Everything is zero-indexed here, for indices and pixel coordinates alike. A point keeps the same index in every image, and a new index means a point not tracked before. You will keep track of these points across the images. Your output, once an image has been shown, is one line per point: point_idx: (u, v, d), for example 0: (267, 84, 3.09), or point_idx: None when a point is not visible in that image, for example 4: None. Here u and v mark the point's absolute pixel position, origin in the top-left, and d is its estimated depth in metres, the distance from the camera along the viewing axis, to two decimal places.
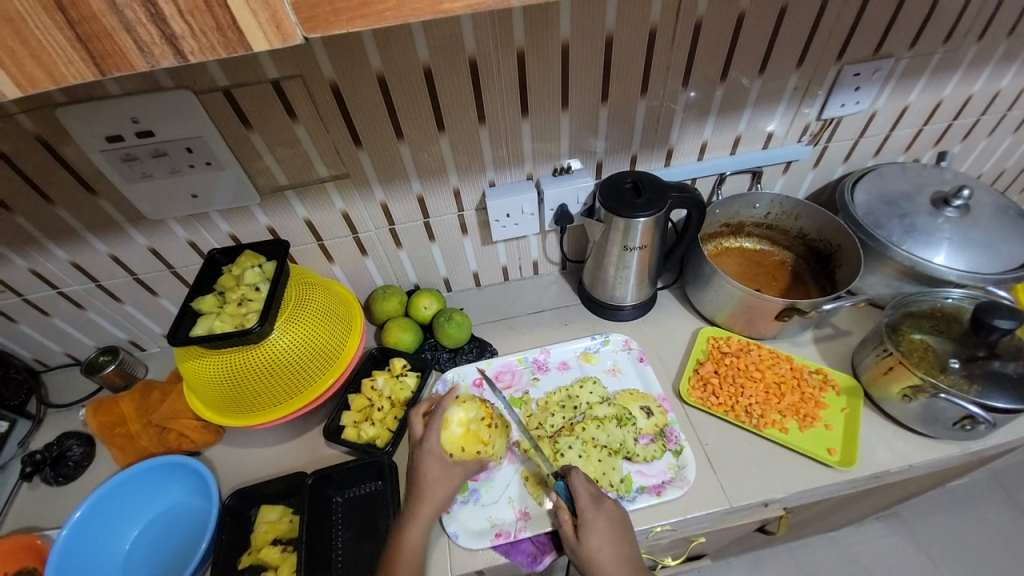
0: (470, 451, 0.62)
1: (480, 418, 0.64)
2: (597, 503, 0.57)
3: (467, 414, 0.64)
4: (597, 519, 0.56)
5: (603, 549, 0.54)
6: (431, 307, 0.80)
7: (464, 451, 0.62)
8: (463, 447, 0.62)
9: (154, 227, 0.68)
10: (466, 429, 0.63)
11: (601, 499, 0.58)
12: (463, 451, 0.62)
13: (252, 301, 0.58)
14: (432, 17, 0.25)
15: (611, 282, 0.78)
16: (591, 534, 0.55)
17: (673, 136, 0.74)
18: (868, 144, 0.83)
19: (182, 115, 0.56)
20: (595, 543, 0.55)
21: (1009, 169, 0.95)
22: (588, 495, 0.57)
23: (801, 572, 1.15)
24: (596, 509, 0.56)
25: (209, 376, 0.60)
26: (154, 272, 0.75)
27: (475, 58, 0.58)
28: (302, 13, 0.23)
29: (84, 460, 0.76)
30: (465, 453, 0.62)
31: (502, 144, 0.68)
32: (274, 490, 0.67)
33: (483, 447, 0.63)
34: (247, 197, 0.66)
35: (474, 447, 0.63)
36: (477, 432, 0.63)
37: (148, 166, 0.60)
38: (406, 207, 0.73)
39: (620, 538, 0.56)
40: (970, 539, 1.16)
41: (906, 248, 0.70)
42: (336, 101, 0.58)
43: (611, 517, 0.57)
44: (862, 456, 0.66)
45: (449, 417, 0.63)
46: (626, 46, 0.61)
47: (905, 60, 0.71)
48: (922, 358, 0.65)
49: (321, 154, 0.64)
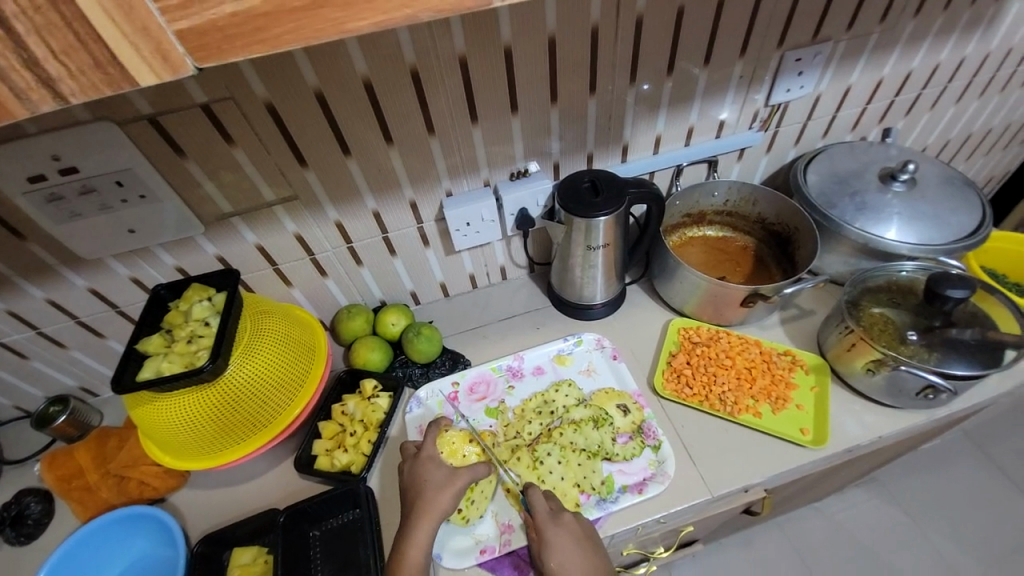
0: (460, 450, 0.64)
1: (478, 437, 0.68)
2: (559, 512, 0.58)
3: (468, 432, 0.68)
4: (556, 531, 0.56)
5: (564, 564, 0.54)
6: (399, 323, 0.78)
7: (455, 444, 0.65)
8: (456, 442, 0.65)
9: (94, 266, 0.65)
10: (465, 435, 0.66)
11: (560, 514, 0.58)
12: (454, 442, 0.65)
13: (202, 337, 0.56)
14: (336, 38, 0.23)
15: (578, 282, 0.77)
16: (550, 551, 0.55)
17: (627, 132, 0.74)
18: (817, 126, 0.84)
19: (106, 148, 0.53)
20: (554, 560, 0.54)
21: (953, 140, 0.98)
22: (546, 509, 0.58)
23: (792, 547, 1.18)
24: (555, 520, 0.57)
25: (163, 420, 0.57)
26: (99, 313, 0.70)
27: (416, 67, 0.56)
28: (190, 42, 0.22)
29: (45, 517, 0.71)
30: (453, 449, 0.64)
31: (455, 153, 0.67)
32: (248, 530, 0.64)
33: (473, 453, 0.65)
34: (190, 227, 0.63)
35: (464, 450, 0.65)
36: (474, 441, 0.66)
37: (77, 204, 0.57)
38: (363, 224, 0.71)
39: (585, 549, 0.55)
40: (947, 498, 1.20)
41: (859, 226, 0.72)
42: (274, 121, 0.56)
43: (572, 531, 0.56)
44: (834, 433, 0.68)
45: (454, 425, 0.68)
46: (570, 45, 0.60)
47: (843, 42, 0.73)
48: (882, 331, 0.67)
49: (265, 177, 0.61)
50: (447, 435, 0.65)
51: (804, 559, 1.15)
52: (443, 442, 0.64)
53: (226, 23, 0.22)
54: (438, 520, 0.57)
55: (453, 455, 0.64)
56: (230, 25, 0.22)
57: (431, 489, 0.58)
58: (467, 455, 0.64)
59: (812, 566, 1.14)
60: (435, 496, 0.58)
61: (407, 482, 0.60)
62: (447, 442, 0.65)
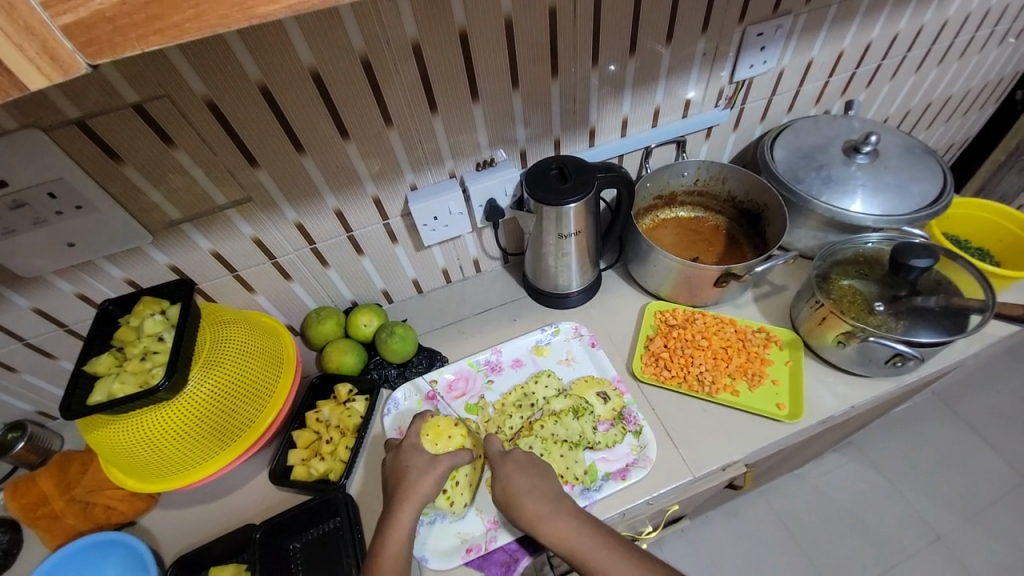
0: (444, 433, 0.63)
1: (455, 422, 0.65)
2: (539, 486, 0.57)
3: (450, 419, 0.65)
4: (531, 504, 0.56)
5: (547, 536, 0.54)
6: (372, 323, 0.76)
7: (439, 427, 0.64)
8: (442, 425, 0.64)
9: (35, 283, 0.60)
10: (446, 425, 0.64)
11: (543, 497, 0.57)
12: (440, 426, 0.64)
13: (157, 353, 0.53)
14: (246, 24, 0.21)
15: (553, 271, 0.76)
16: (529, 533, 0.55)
17: (593, 115, 0.72)
18: (781, 102, 0.85)
19: (32, 156, 0.49)
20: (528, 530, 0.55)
21: (913, 109, 1.00)
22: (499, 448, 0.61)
23: (776, 514, 1.21)
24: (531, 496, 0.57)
25: (122, 444, 0.54)
26: (48, 333, 0.66)
27: (366, 56, 0.53)
28: (78, 37, 0.19)
29: (13, 547, 0.67)
30: (438, 432, 0.63)
31: (416, 145, 0.65)
32: (227, 544, 0.63)
33: (456, 436, 0.63)
34: (136, 238, 0.59)
35: (449, 432, 0.63)
36: (460, 424, 0.65)
37: (8, 220, 0.53)
38: (326, 223, 0.68)
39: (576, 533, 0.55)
40: (920, 456, 1.25)
41: (825, 201, 0.72)
42: (218, 120, 0.52)
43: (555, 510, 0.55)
44: (810, 405, 0.69)
45: (439, 422, 0.64)
46: (528, 28, 0.58)
47: (803, 15, 0.73)
48: (851, 303, 0.68)
49: (213, 180, 0.58)
50: (433, 420, 0.64)
51: (788, 527, 1.18)
52: (426, 431, 0.63)
53: (115, 13, 0.19)
54: (420, 505, 0.56)
55: (435, 442, 0.62)
56: (120, 15, 0.19)
57: (408, 487, 0.57)
58: (452, 437, 0.63)
59: (796, 532, 1.18)
60: (416, 481, 0.57)
61: (390, 470, 0.59)
62: (432, 426, 0.64)
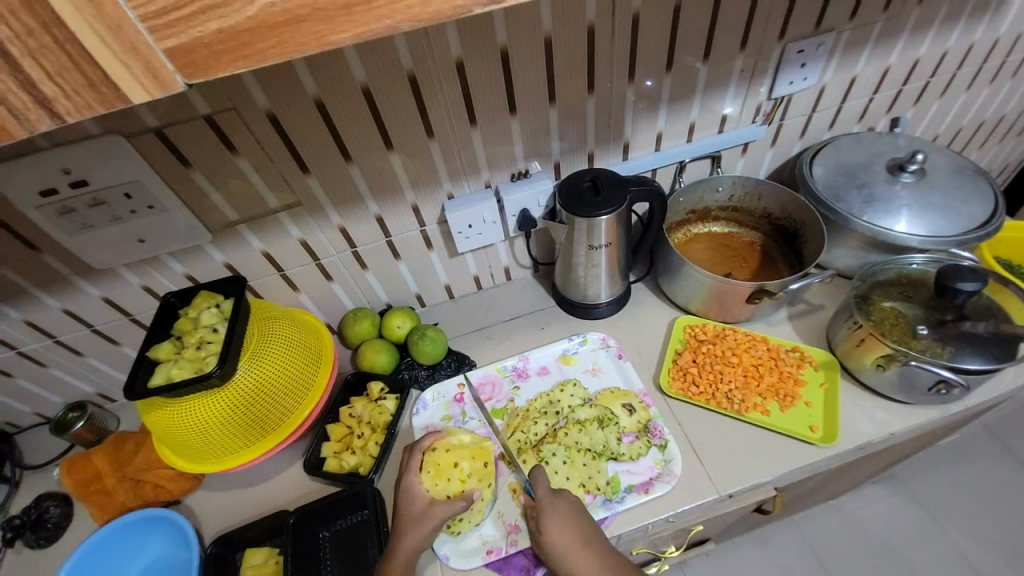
0: (443, 474, 0.61)
1: (455, 457, 0.62)
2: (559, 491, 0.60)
3: (452, 450, 0.63)
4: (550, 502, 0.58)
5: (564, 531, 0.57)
6: (405, 325, 0.78)
7: (440, 464, 0.62)
8: (441, 463, 0.62)
9: (107, 275, 0.66)
10: (444, 464, 0.62)
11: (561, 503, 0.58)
12: (440, 462, 0.62)
13: (211, 343, 0.57)
14: (319, 50, 0.24)
15: (583, 281, 0.77)
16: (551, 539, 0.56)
17: (628, 130, 0.73)
18: (822, 118, 0.83)
19: (115, 159, 0.54)
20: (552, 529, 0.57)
21: (965, 127, 0.96)
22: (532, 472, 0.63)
23: (807, 545, 1.15)
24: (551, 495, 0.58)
25: (176, 425, 0.58)
26: (113, 321, 0.72)
27: (413, 72, 0.57)
28: (178, 59, 0.22)
29: (64, 520, 0.72)
30: (437, 470, 0.61)
31: (455, 157, 0.67)
32: (261, 529, 0.66)
33: (455, 476, 0.61)
34: (197, 236, 0.64)
35: (449, 472, 0.61)
36: (461, 463, 0.62)
37: (88, 216, 0.58)
38: (367, 227, 0.72)
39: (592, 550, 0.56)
40: (971, 494, 1.17)
41: (867, 219, 0.71)
42: (276, 129, 0.57)
43: (577, 520, 0.58)
44: (845, 429, 0.67)
45: (440, 461, 0.62)
46: (566, 46, 0.60)
47: (846, 32, 0.72)
48: (894, 325, 0.66)
49: (268, 184, 0.62)
50: (433, 454, 0.62)
51: (820, 559, 1.13)
52: (424, 471, 0.61)
53: (211, 39, 0.22)
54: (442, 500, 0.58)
55: (435, 487, 0.60)
56: (215, 41, 0.22)
57: None
58: (450, 480, 0.60)
59: (829, 565, 1.12)
60: None
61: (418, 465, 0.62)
62: (433, 462, 0.62)
